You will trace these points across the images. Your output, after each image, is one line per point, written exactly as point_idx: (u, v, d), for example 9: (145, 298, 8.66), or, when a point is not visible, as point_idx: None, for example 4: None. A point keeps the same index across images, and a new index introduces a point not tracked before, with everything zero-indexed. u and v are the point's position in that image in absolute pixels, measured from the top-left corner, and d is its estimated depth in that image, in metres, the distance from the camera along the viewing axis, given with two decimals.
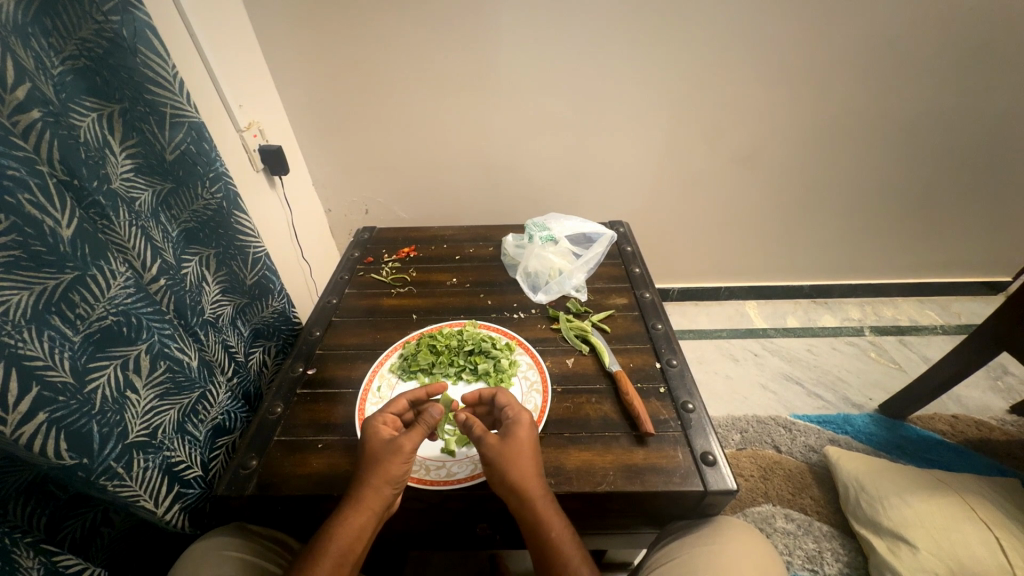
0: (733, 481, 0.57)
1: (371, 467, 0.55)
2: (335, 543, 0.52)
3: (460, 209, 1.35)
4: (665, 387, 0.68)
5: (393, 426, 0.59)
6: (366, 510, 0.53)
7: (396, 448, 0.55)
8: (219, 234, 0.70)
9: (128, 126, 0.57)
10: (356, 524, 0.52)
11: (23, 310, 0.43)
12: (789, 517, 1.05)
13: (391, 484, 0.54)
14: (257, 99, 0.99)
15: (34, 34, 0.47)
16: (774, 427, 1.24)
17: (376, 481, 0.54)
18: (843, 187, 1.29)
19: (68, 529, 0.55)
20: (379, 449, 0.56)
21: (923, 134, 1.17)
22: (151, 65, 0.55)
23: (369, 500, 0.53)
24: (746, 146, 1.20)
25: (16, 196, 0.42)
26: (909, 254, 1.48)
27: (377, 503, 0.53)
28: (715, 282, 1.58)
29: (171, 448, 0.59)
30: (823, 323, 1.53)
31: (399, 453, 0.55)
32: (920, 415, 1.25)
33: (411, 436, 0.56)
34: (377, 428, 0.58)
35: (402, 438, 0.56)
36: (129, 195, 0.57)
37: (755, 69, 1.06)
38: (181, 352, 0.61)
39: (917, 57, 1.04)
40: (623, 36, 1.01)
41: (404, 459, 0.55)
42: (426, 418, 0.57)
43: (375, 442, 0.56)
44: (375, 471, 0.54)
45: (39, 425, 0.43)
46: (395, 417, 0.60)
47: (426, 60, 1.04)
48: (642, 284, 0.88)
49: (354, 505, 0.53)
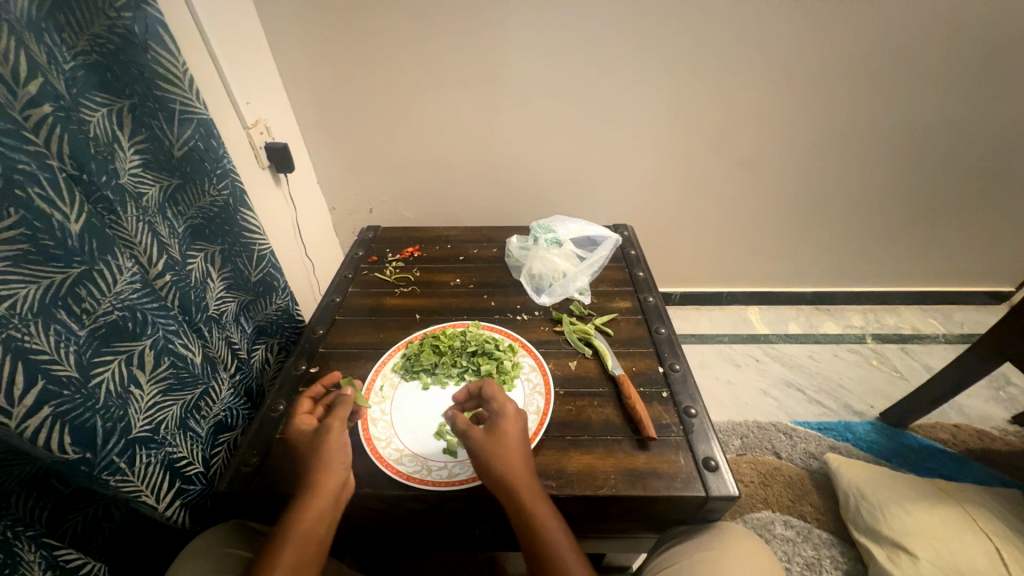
0: (734, 487, 0.57)
1: (313, 449, 0.57)
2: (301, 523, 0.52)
3: (464, 209, 1.35)
4: (667, 391, 0.68)
5: (312, 416, 0.63)
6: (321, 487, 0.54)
7: (326, 428, 0.58)
8: (225, 231, 0.70)
9: (137, 122, 0.57)
10: (316, 503, 0.53)
11: (30, 304, 0.43)
12: (789, 524, 1.05)
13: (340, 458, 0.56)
14: (264, 97, 1.00)
15: (47, 29, 0.47)
16: (774, 433, 1.23)
17: (325, 465, 0.55)
18: (847, 194, 1.29)
19: (69, 523, 0.55)
20: (313, 434, 0.58)
21: (927, 143, 1.17)
22: (161, 61, 0.56)
23: (323, 479, 0.54)
24: (751, 152, 1.20)
25: (27, 190, 0.42)
26: (912, 263, 1.48)
27: (333, 481, 0.55)
28: (717, 286, 1.58)
29: (173, 444, 0.59)
30: (824, 330, 1.53)
31: (332, 431, 0.57)
32: (922, 424, 1.24)
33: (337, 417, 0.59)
34: (299, 422, 0.61)
35: (330, 418, 0.59)
36: (137, 190, 0.57)
37: (761, 75, 1.06)
38: (185, 348, 0.61)
39: (923, 65, 1.04)
40: (630, 40, 1.01)
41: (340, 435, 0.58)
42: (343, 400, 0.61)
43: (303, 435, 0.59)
44: (321, 451, 0.56)
45: (44, 419, 0.43)
46: (311, 415, 0.63)
47: (433, 60, 1.04)
48: (646, 288, 0.88)
49: (310, 492, 0.54)
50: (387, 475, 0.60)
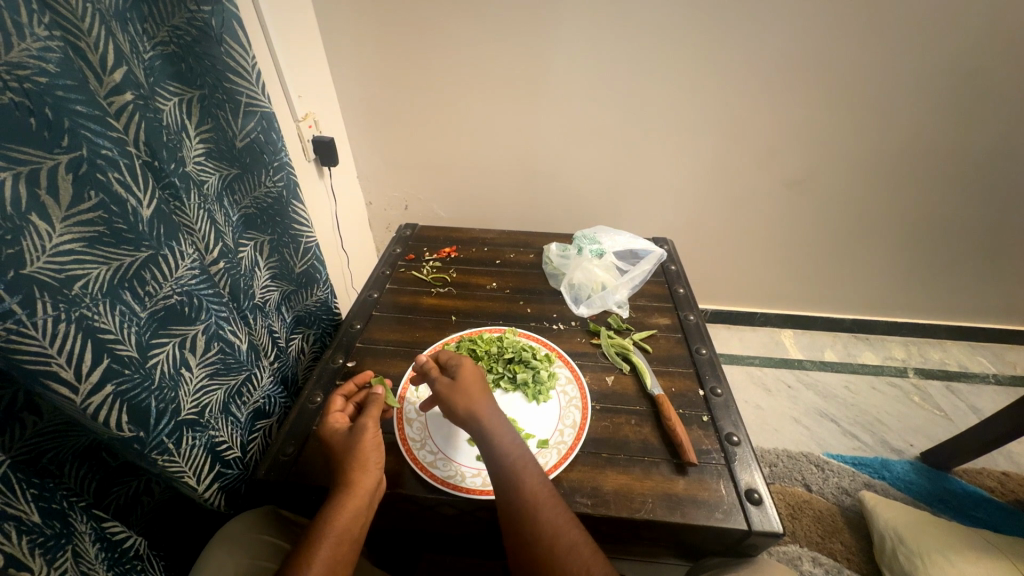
0: (779, 523, 0.54)
1: (349, 447, 0.57)
2: (338, 521, 0.52)
3: (498, 212, 1.34)
4: (708, 415, 0.66)
5: (345, 415, 0.63)
6: (357, 482, 0.54)
7: (360, 428, 0.59)
8: (276, 222, 0.72)
9: (204, 112, 0.59)
10: (352, 502, 0.53)
11: (101, 284, 0.45)
12: (817, 561, 1.01)
13: (375, 456, 0.57)
14: (315, 91, 1.02)
15: (131, 20, 0.48)
16: (805, 464, 1.19)
17: (359, 464, 0.56)
18: (901, 221, 1.23)
19: (114, 495, 0.57)
20: (348, 432, 0.59)
21: (993, 172, 1.11)
22: (233, 55, 0.57)
23: (359, 478, 0.55)
24: (801, 171, 1.16)
25: (107, 174, 0.44)
26: (965, 297, 1.41)
27: (368, 481, 0.55)
28: (751, 307, 1.53)
29: (215, 428, 0.61)
30: (862, 360, 1.47)
31: (366, 431, 0.59)
32: (966, 468, 1.18)
33: (370, 417, 0.60)
34: (331, 419, 0.62)
35: (363, 419, 0.60)
36: (199, 178, 0.59)
37: (819, 93, 1.03)
38: (233, 335, 0.63)
39: (997, 89, 0.98)
40: (683, 51, 0.99)
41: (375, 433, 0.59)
42: (375, 400, 0.62)
43: (337, 434, 0.60)
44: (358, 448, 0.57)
45: (105, 397, 0.45)
46: (342, 413, 0.64)
47: (482, 61, 1.04)
48: (686, 306, 0.85)
49: (345, 490, 0.54)
50: (421, 477, 0.60)
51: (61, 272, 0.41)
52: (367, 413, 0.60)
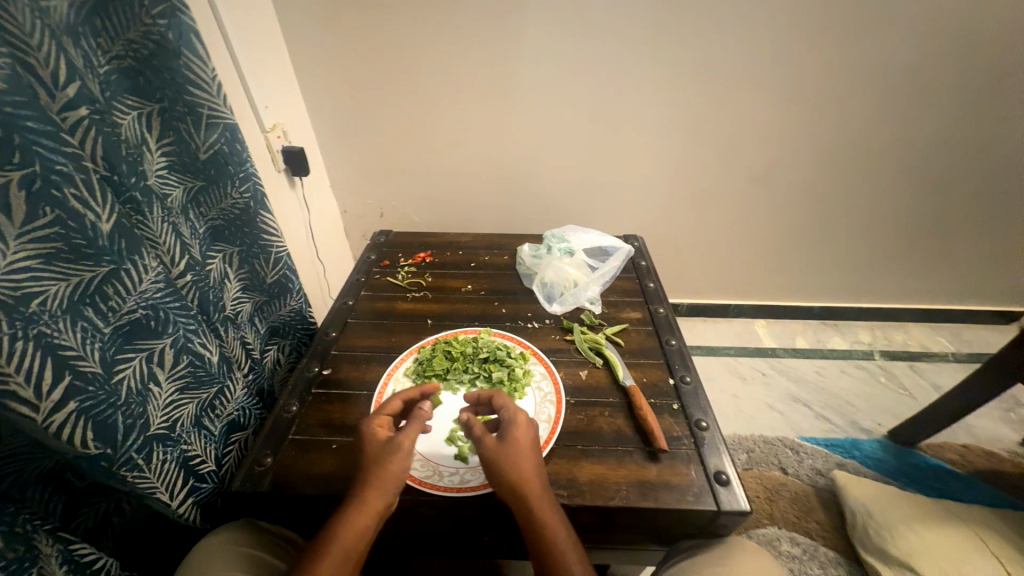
0: (745, 502, 0.57)
1: (373, 466, 0.56)
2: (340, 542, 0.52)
3: (473, 216, 1.35)
4: (678, 403, 0.69)
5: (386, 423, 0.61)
6: (367, 505, 0.53)
7: (396, 446, 0.57)
8: (244, 233, 0.71)
9: (165, 125, 0.58)
10: (358, 521, 0.52)
11: (60, 300, 0.44)
12: (795, 541, 1.04)
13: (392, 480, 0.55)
14: (283, 101, 1.02)
15: (84, 34, 0.48)
16: (781, 448, 1.23)
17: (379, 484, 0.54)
18: (859, 209, 1.29)
19: (82, 517, 0.55)
20: (382, 446, 0.57)
21: (939, 160, 1.18)
22: (192, 67, 0.57)
23: (370, 500, 0.54)
24: (762, 166, 1.20)
25: (62, 190, 0.43)
26: (922, 280, 1.48)
27: (377, 502, 0.54)
28: (724, 299, 1.58)
29: (187, 442, 0.60)
30: (831, 345, 1.52)
31: (398, 451, 0.56)
32: (930, 443, 1.24)
33: (409, 435, 0.58)
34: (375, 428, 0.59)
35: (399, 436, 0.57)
36: (162, 191, 0.58)
37: (774, 90, 1.07)
38: (203, 347, 0.62)
39: (936, 83, 1.05)
40: (643, 54, 1.02)
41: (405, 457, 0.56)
42: (420, 415, 0.58)
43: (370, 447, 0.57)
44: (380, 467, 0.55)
45: (68, 414, 0.44)
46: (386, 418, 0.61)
47: (450, 67, 1.06)
48: (656, 299, 0.88)
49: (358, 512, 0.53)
50: None
51: (17, 290, 0.41)
52: (406, 431, 0.57)
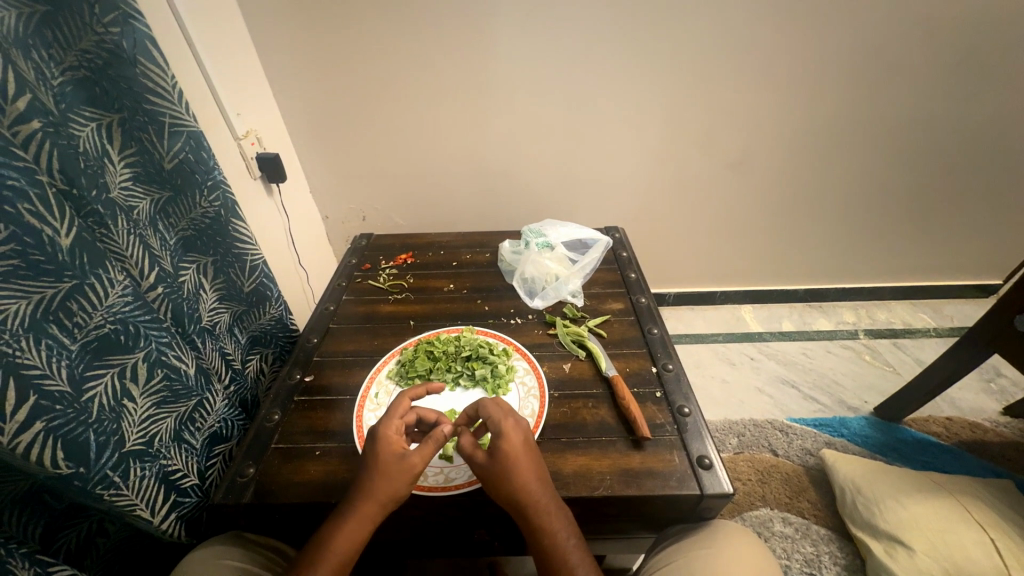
0: (728, 484, 0.57)
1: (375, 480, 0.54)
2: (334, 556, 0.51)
3: (456, 215, 1.35)
4: (661, 391, 0.69)
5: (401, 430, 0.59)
6: (364, 521, 0.52)
7: (405, 466, 0.53)
8: (217, 242, 0.70)
9: (126, 135, 0.57)
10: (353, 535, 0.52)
11: (21, 319, 0.43)
12: (787, 521, 1.06)
13: (393, 496, 0.53)
14: (255, 108, 1.00)
15: (34, 46, 0.47)
16: (771, 430, 1.24)
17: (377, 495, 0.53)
18: (837, 191, 1.31)
19: (63, 539, 0.55)
20: (389, 460, 0.54)
21: (912, 139, 1.20)
22: (150, 75, 0.56)
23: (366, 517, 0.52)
24: (739, 152, 1.21)
25: (16, 205, 0.42)
26: (902, 258, 1.50)
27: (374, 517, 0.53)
28: (710, 286, 1.59)
29: (167, 457, 0.59)
30: (817, 327, 1.54)
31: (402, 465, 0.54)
32: (915, 418, 1.26)
33: (422, 454, 0.54)
34: (392, 438, 0.56)
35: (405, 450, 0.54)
36: (128, 204, 0.57)
37: (747, 77, 1.08)
38: (178, 360, 0.61)
39: (905, 63, 1.06)
40: (616, 45, 1.02)
41: (413, 476, 0.54)
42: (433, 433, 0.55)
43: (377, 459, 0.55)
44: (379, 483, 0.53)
45: (36, 434, 0.43)
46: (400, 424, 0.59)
47: (423, 66, 1.05)
48: (638, 289, 0.89)
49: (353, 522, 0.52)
50: None
51: None
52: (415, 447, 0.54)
